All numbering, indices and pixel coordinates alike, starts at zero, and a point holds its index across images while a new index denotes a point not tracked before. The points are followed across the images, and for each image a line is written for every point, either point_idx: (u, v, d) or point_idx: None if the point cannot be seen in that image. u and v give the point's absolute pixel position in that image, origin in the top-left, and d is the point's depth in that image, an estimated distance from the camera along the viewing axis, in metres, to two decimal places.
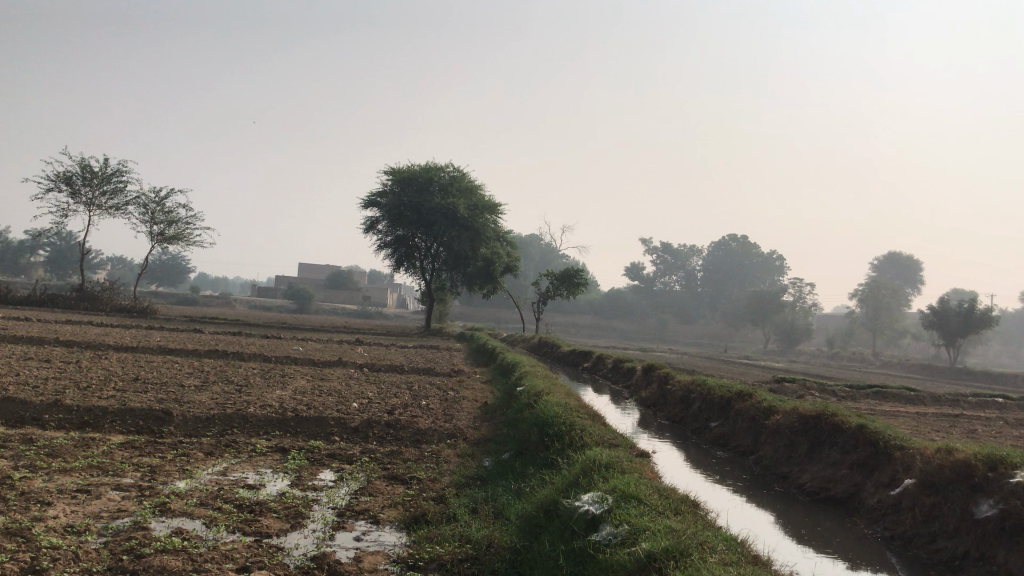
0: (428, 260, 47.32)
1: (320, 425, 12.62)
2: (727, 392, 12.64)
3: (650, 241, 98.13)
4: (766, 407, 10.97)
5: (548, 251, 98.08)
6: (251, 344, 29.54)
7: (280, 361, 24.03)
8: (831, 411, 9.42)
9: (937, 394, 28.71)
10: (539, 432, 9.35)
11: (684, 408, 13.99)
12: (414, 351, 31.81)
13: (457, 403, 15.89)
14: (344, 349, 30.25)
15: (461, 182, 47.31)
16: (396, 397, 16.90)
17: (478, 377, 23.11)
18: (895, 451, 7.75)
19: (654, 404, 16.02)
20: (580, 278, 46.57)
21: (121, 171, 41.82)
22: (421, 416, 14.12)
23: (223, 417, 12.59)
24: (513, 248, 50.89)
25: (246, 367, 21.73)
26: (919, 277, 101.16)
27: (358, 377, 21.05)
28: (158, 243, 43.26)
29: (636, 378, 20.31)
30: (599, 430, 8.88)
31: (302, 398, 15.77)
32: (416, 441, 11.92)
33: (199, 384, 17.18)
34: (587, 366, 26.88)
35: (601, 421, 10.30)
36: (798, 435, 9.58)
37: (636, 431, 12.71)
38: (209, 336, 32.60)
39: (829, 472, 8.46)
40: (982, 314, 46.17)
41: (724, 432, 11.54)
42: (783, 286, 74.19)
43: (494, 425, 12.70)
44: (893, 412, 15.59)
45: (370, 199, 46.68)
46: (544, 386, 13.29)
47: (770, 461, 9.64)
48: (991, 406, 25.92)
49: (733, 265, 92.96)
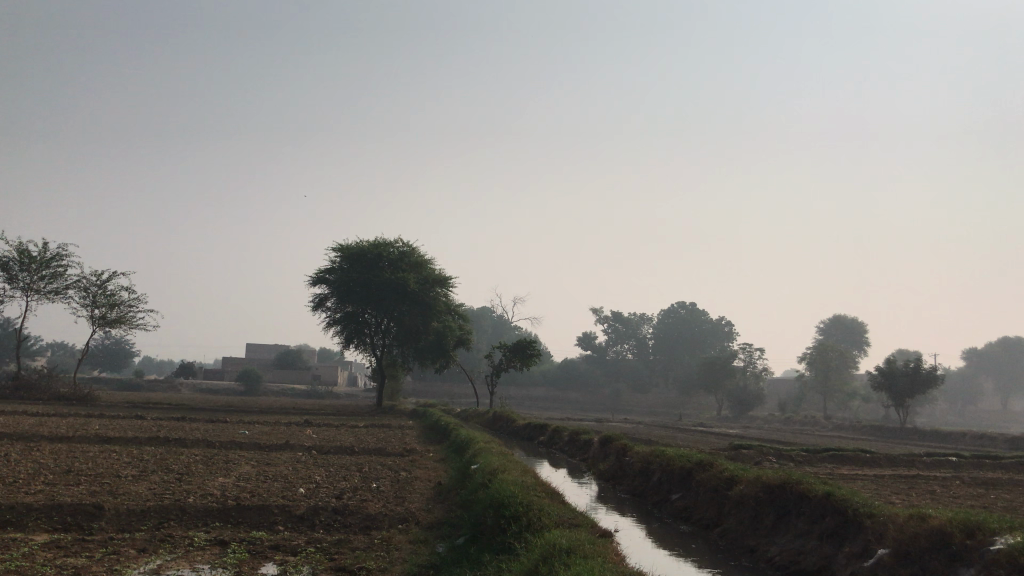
0: (379, 336, 46.57)
1: (264, 514, 11.95)
2: (687, 462, 12.31)
3: (600, 311, 98.58)
4: (727, 476, 10.66)
5: (501, 324, 97.78)
6: (196, 429, 28.41)
7: (224, 446, 23.05)
8: (795, 478, 9.14)
9: (892, 455, 28.73)
10: (494, 513, 8.90)
11: (644, 480, 13.62)
12: (365, 430, 30.92)
13: (409, 484, 15.28)
14: (293, 431, 29.30)
15: (411, 257, 46.95)
16: (346, 480, 16.24)
17: (432, 455, 22.48)
18: (865, 520, 7.48)
19: (612, 477, 15.62)
20: (533, 349, 46.21)
21: (62, 254, 40.79)
22: (371, 500, 13.51)
23: (159, 509, 11.86)
24: (465, 321, 50.36)
25: (188, 454, 20.79)
26: (863, 338, 103.10)
27: (305, 461, 20.25)
28: (99, 327, 41.96)
29: (593, 451, 19.88)
30: (558, 510, 8.46)
31: (246, 485, 15.02)
32: (365, 528, 11.33)
33: (137, 474, 16.28)
34: (542, 440, 26.35)
35: (559, 499, 9.89)
36: (762, 506, 9.25)
37: (595, 507, 12.28)
38: (151, 422, 31.31)
39: (798, 542, 8.13)
40: (928, 373, 46.88)
41: (686, 504, 11.19)
42: (733, 351, 74.61)
43: (447, 507, 12.17)
44: (851, 475, 15.42)
45: (319, 276, 46.12)
46: (499, 463, 12.83)
47: (735, 534, 9.28)
48: (946, 465, 26.00)
49: (684, 331, 93.70)
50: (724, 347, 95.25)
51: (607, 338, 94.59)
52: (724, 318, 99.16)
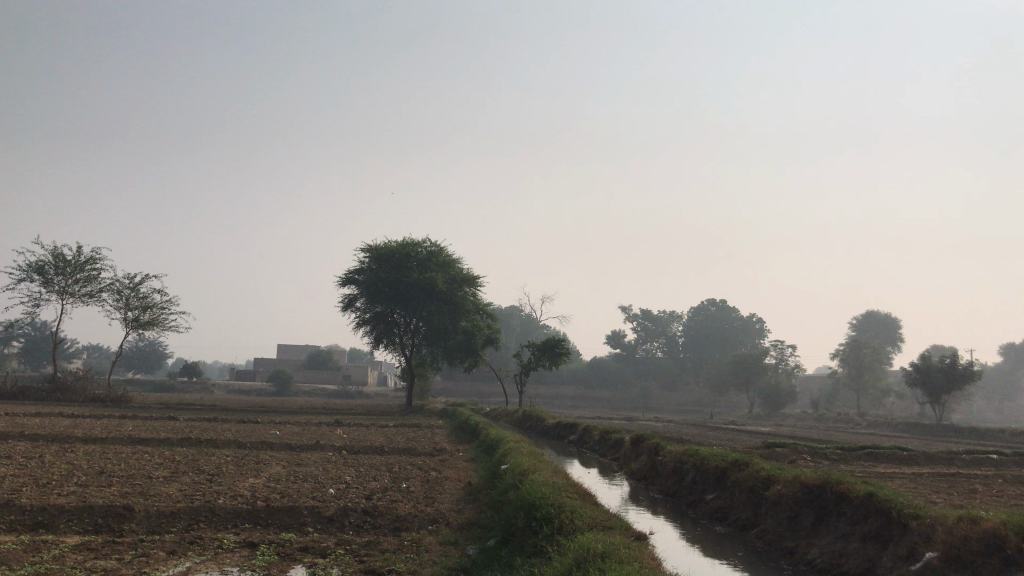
0: (408, 336, 46.56)
1: (294, 515, 11.87)
2: (722, 462, 12.02)
3: (630, 309, 98.03)
4: (765, 476, 10.39)
5: (529, 323, 97.58)
6: (228, 430, 28.52)
7: (255, 447, 23.07)
8: (836, 478, 8.86)
9: (930, 452, 28.16)
10: (526, 515, 8.72)
11: (678, 480, 13.36)
12: (395, 430, 30.87)
13: (439, 485, 15.14)
14: (324, 432, 29.31)
15: (439, 257, 46.91)
16: (375, 480, 16.13)
17: (461, 455, 22.33)
18: (911, 521, 7.20)
19: (645, 476, 15.39)
20: (563, 348, 45.97)
21: (95, 258, 41.23)
22: (401, 500, 13.40)
23: (189, 511, 11.80)
24: (494, 320, 50.22)
25: (219, 455, 20.80)
26: (898, 334, 101.58)
27: (335, 461, 20.21)
28: (132, 329, 42.34)
29: (624, 450, 19.65)
30: (591, 511, 8.27)
31: (276, 486, 14.96)
32: (395, 529, 11.20)
33: (168, 475, 16.29)
34: (573, 439, 26.13)
35: (592, 500, 9.69)
36: (801, 507, 8.98)
37: (627, 508, 12.06)
38: (184, 423, 31.49)
39: (840, 544, 7.86)
40: (965, 370, 45.98)
41: (721, 505, 10.92)
42: (765, 348, 73.78)
43: (478, 508, 12.01)
44: (890, 474, 15.06)
45: (348, 277, 46.21)
46: (530, 464, 12.64)
47: (773, 535, 9.02)
48: (987, 463, 25.42)
49: (715, 328, 92.92)
50: (755, 345, 94.29)
51: (637, 336, 94.03)
52: (756, 315, 98.22)
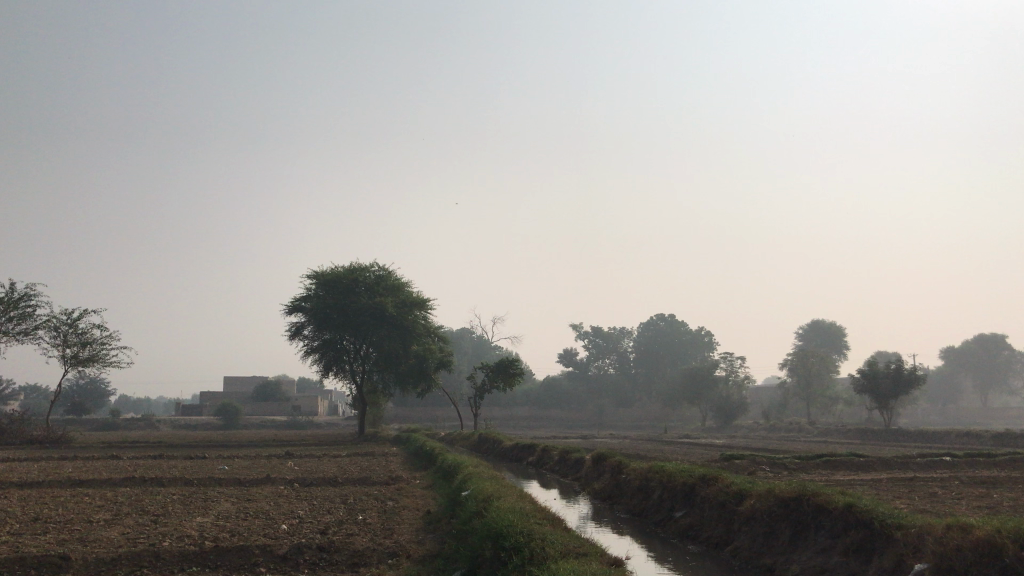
0: (358, 362, 45.69)
1: (244, 556, 11.20)
2: (689, 478, 11.72)
3: (580, 327, 98.01)
4: (735, 491, 10.09)
5: (481, 344, 97.01)
6: (173, 467, 27.45)
7: (203, 484, 22.15)
8: (812, 491, 8.60)
9: (886, 457, 28.30)
10: (493, 544, 8.25)
11: (644, 498, 13.00)
12: (348, 459, 30.07)
13: (396, 514, 14.60)
14: (275, 464, 28.41)
15: (388, 281, 46.25)
16: (329, 513, 15.48)
17: (418, 482, 21.73)
18: (896, 532, 6.95)
19: (608, 496, 15.00)
20: (516, 368, 45.51)
21: (30, 295, 39.73)
22: (358, 534, 12.82)
23: (131, 556, 11.05)
24: (445, 343, 49.59)
25: (164, 494, 19.88)
26: (843, 342, 103.35)
27: (287, 494, 19.47)
28: (72, 367, 40.79)
29: (585, 469, 19.26)
30: (562, 538, 7.83)
31: (225, 524, 14.21)
32: (353, 565, 10.64)
33: (110, 518, 15.40)
34: (531, 461, 25.63)
35: (561, 525, 9.26)
36: (777, 521, 8.68)
37: (593, 529, 11.67)
38: (127, 462, 30.26)
39: (821, 559, 7.57)
40: (911, 374, 46.63)
41: (691, 523, 10.59)
42: (715, 361, 74.19)
43: (439, 539, 11.50)
44: (851, 481, 14.93)
45: (294, 304, 45.27)
46: (492, 489, 12.19)
47: (748, 552, 8.71)
48: (940, 465, 25.62)
49: (665, 343, 93.38)
50: (706, 358, 95.00)
51: (589, 354, 93.96)
52: (704, 328, 99.03)
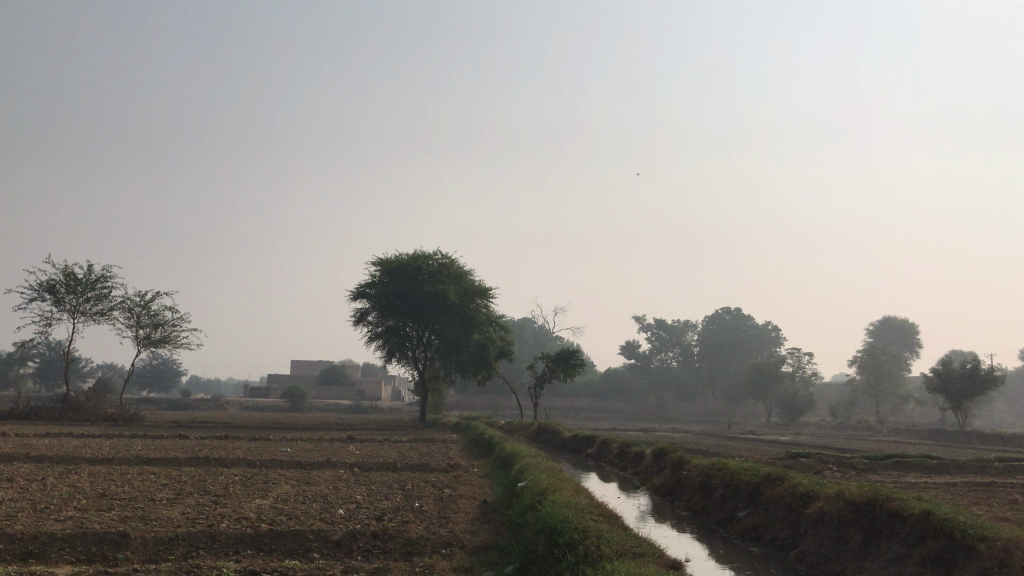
0: (420, 349, 45.90)
1: (298, 540, 11.17)
2: (753, 476, 11.27)
3: (643, 318, 96.92)
4: (802, 492, 9.64)
5: (543, 334, 96.80)
6: (238, 447, 27.93)
7: (265, 465, 22.43)
8: (886, 495, 8.13)
9: (960, 461, 27.14)
10: (547, 540, 8.00)
11: (706, 496, 12.60)
12: (408, 445, 30.12)
13: (453, 503, 14.50)
14: (336, 448, 28.59)
15: (451, 269, 46.24)
16: (386, 499, 15.50)
17: (475, 471, 21.62)
18: (979, 544, 6.49)
19: (668, 492, 14.63)
20: (577, 359, 45.11)
21: (107, 276, 40.82)
22: (414, 521, 12.72)
23: (187, 537, 11.09)
24: (506, 332, 49.47)
25: (227, 475, 20.14)
26: (915, 341, 100.21)
27: (347, 479, 19.53)
28: (145, 347, 41.85)
29: (645, 464, 18.87)
30: (618, 537, 7.54)
31: (283, 507, 14.28)
32: (406, 553, 10.52)
33: (172, 497, 15.60)
34: (590, 452, 25.38)
35: (618, 523, 8.97)
36: (847, 526, 8.23)
37: (652, 525, 11.34)
38: (194, 441, 30.91)
39: (894, 568, 7.14)
40: (987, 375, 44.84)
41: (755, 523, 10.19)
42: (781, 356, 72.63)
43: (493, 530, 11.31)
44: (925, 484, 14.28)
45: (359, 291, 45.67)
46: (548, 481, 11.96)
47: (815, 557, 8.29)
48: (1019, 470, 24.51)
49: (730, 337, 91.79)
50: (772, 353, 93.08)
51: (651, 346, 92.91)
52: (771, 323, 96.93)
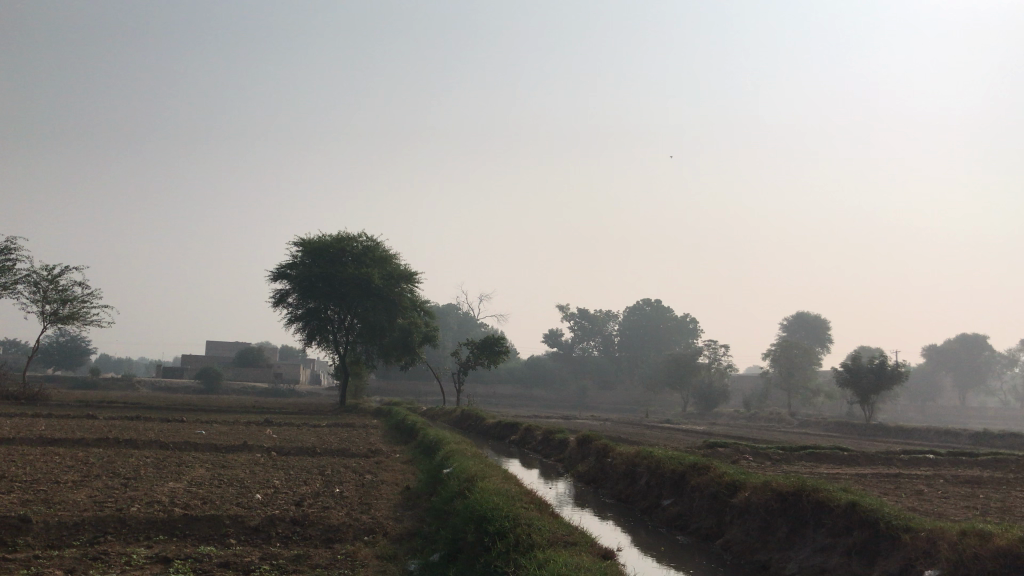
0: (342, 333, 45.11)
1: (214, 526, 10.73)
2: (679, 466, 11.33)
3: (566, 307, 97.56)
4: (728, 482, 9.73)
5: (466, 321, 96.60)
6: (149, 430, 26.93)
7: (178, 448, 21.64)
8: (811, 486, 8.24)
9: (869, 452, 28.08)
10: (475, 528, 7.83)
11: (631, 484, 12.63)
12: (328, 430, 29.54)
13: (375, 489, 14.20)
14: (253, 431, 27.85)
15: (375, 252, 45.62)
16: (306, 484, 15.08)
17: (397, 457, 21.30)
18: (905, 535, 6.59)
19: (592, 479, 14.65)
20: (501, 346, 45.07)
21: (11, 248, 38.96)
22: (334, 507, 12.39)
23: (95, 522, 10.52)
24: (430, 318, 49.07)
25: (138, 457, 19.36)
26: (825, 336, 103.62)
27: (264, 463, 19.00)
28: (51, 324, 40.08)
29: (568, 451, 18.90)
30: (550, 525, 7.42)
31: (197, 491, 13.75)
32: (327, 541, 10.21)
33: (79, 480, 14.85)
34: (513, 440, 25.31)
35: (547, 511, 8.88)
36: (773, 516, 8.31)
37: (577, 513, 11.30)
38: (103, 422, 29.70)
39: (820, 559, 7.22)
40: (893, 371, 46.56)
41: (680, 512, 10.25)
42: (698, 348, 74.09)
43: (417, 517, 11.09)
44: (839, 474, 14.65)
45: (279, 272, 44.60)
46: (475, 468, 11.80)
47: (741, 547, 8.34)
48: (922, 463, 25.49)
49: (650, 328, 93.23)
50: (690, 345, 94.96)
51: (573, 335, 93.64)
52: (690, 316, 98.85)
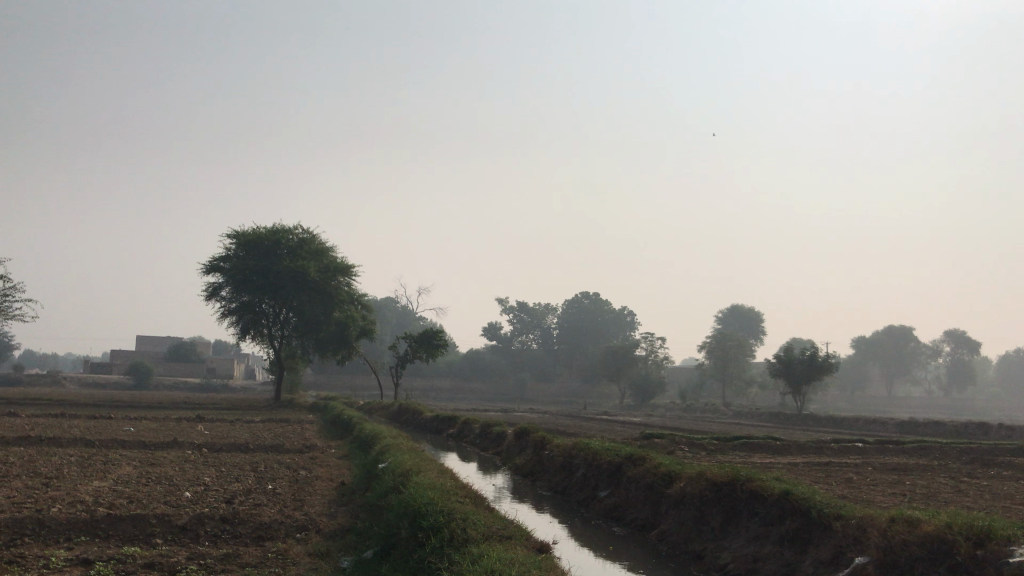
0: (277, 327, 44.32)
1: (140, 526, 10.38)
2: (615, 457, 11.35)
3: (505, 300, 97.58)
4: (663, 472, 9.76)
5: (405, 314, 95.97)
6: (74, 427, 26.05)
7: (105, 446, 20.94)
8: (745, 475, 8.30)
9: (801, 442, 28.71)
10: (409, 523, 7.70)
11: (568, 476, 12.62)
12: (262, 425, 29.02)
13: (309, 485, 13.94)
14: (184, 428, 27.17)
15: (312, 245, 44.93)
16: (238, 481, 14.72)
17: (333, 452, 20.99)
18: (834, 523, 6.68)
19: (529, 472, 14.61)
20: (440, 340, 44.82)
21: None
22: (266, 504, 12.11)
23: (12, 523, 10.09)
24: (368, 311, 48.55)
25: (61, 455, 18.67)
26: (759, 328, 105.79)
27: (194, 460, 18.50)
28: None
29: (506, 445, 18.85)
30: (485, 519, 7.35)
31: (122, 490, 13.31)
32: (258, 539, 9.96)
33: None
34: (451, 433, 25.18)
35: (483, 505, 8.79)
36: (708, 506, 8.34)
37: (514, 506, 11.24)
38: (27, 420, 28.63)
39: (754, 548, 7.27)
40: (824, 362, 47.63)
41: (616, 503, 10.25)
42: (636, 340, 74.84)
43: (352, 513, 10.91)
44: (771, 463, 14.86)
45: (212, 264, 43.59)
46: (411, 462, 11.66)
47: (676, 537, 8.36)
48: (851, 451, 26.16)
49: (588, 321, 93.92)
50: (627, 337, 95.97)
51: (512, 328, 93.74)
52: (628, 309, 99.84)
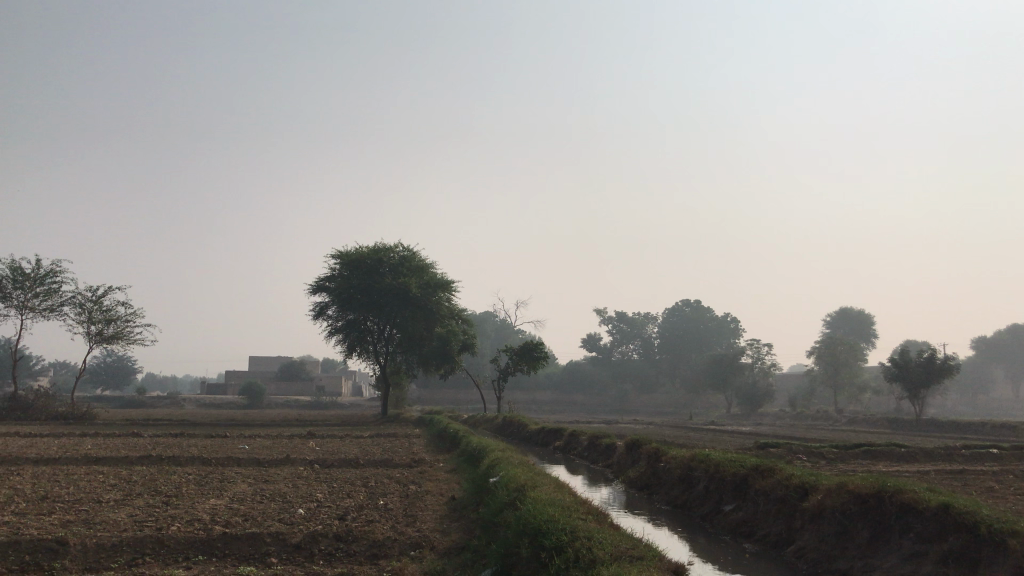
0: (382, 343, 45.00)
1: (255, 544, 10.32)
2: (740, 469, 10.68)
3: (604, 311, 96.56)
4: (796, 485, 9.07)
5: (505, 327, 96.13)
6: (193, 446, 26.78)
7: (221, 464, 21.38)
8: (894, 487, 7.59)
9: (927, 449, 27.05)
10: (529, 542, 7.29)
11: (687, 490, 11.99)
12: (370, 441, 29.27)
13: (419, 500, 13.75)
14: (296, 445, 27.59)
15: (412, 262, 45.32)
16: (348, 497, 14.67)
17: (442, 466, 20.82)
18: (1009, 541, 5.95)
19: (645, 485, 14.00)
20: (540, 352, 44.42)
21: (54, 271, 39.06)
22: (379, 520, 11.97)
23: (133, 542, 10.17)
24: (468, 325, 48.64)
25: (180, 474, 19.13)
26: (871, 331, 101.43)
27: (306, 476, 18.68)
28: (97, 344, 40.30)
29: (617, 456, 18.21)
30: (612, 538, 6.89)
31: (238, 507, 13.44)
32: (372, 557, 9.75)
33: (120, 499, 14.55)
34: (558, 446, 24.73)
35: (606, 522, 8.33)
36: (852, 520, 7.65)
37: (633, 521, 10.71)
38: (147, 440, 29.61)
39: (910, 566, 6.57)
40: (943, 364, 44.90)
41: (744, 518, 9.64)
42: (740, 348, 72.67)
43: (466, 529, 10.62)
44: (904, 471, 13.78)
45: (318, 285, 44.51)
46: (524, 476, 11.29)
47: (817, 555, 7.72)
48: (985, 458, 24.47)
49: (691, 329, 91.98)
50: (731, 344, 93.46)
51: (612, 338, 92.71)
52: (730, 315, 97.32)
